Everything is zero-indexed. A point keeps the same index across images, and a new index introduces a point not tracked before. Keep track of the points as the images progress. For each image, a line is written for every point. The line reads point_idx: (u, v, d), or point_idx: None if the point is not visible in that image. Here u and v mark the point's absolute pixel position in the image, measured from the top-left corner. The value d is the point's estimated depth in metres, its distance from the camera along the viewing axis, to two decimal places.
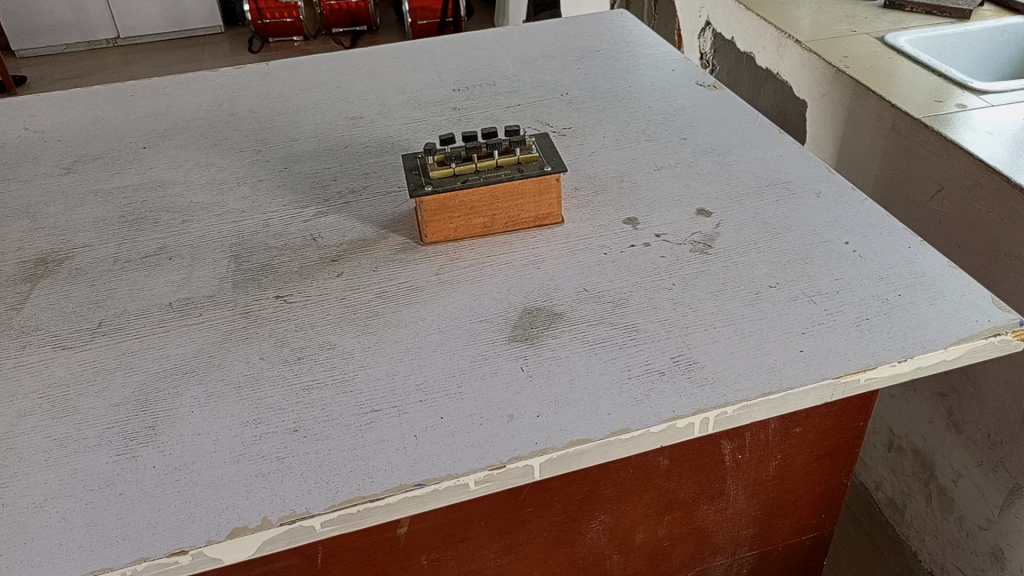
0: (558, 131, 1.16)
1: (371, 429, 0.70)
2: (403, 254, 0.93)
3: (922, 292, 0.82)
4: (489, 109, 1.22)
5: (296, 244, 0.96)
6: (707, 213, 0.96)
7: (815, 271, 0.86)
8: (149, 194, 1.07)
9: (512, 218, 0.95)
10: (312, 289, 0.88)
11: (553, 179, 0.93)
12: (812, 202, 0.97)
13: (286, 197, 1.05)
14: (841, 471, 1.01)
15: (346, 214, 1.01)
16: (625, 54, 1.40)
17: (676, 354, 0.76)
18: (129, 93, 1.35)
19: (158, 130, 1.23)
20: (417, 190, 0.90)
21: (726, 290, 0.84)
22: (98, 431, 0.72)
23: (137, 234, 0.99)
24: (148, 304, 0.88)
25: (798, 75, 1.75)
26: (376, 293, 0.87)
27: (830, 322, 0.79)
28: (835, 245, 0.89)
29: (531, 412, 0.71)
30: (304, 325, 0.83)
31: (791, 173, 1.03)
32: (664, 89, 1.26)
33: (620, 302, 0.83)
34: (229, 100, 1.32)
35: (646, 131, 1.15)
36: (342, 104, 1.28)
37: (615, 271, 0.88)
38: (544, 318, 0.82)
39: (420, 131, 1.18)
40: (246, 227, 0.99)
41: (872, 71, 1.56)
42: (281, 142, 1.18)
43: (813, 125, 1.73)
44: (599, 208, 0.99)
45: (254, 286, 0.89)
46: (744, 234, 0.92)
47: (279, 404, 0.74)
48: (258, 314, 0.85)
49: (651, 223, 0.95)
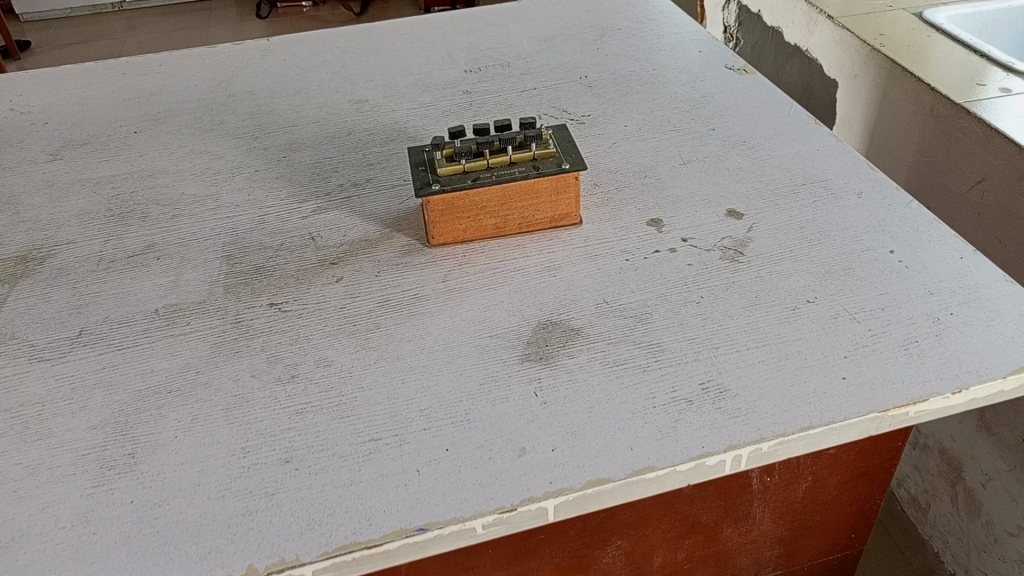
0: (576, 118, 1.08)
1: (369, 462, 0.64)
2: (408, 257, 0.86)
3: (976, 311, 0.74)
4: (502, 94, 1.14)
5: (293, 244, 0.89)
6: (738, 215, 0.89)
7: (858, 285, 0.78)
8: (139, 184, 1.00)
9: (526, 218, 0.88)
10: (309, 297, 0.82)
11: (571, 177, 0.85)
12: (854, 203, 0.89)
13: (284, 189, 0.98)
14: (873, 492, 0.95)
15: (347, 211, 0.93)
16: (648, 32, 1.31)
17: (705, 380, 0.70)
18: (122, 70, 1.28)
19: (152, 112, 1.16)
20: (424, 190, 0.82)
21: (760, 305, 0.77)
22: (74, 458, 0.66)
23: (123, 230, 0.93)
24: (133, 310, 0.81)
25: (831, 54, 1.66)
26: (378, 302, 0.80)
27: (874, 346, 0.72)
28: (879, 253, 0.82)
29: (545, 445, 0.65)
30: (299, 338, 0.77)
31: (829, 168, 0.95)
32: (690, 73, 1.17)
33: (643, 318, 0.76)
34: (227, 79, 1.24)
35: (671, 120, 1.06)
36: (346, 85, 1.20)
37: (638, 280, 0.81)
38: (560, 334, 0.75)
39: (430, 118, 1.10)
40: (241, 223, 0.93)
41: (908, 52, 1.48)
42: (280, 127, 1.10)
43: (844, 106, 1.65)
44: (621, 207, 0.91)
45: (247, 292, 0.83)
46: (780, 239, 0.85)
47: (270, 430, 0.68)
48: (250, 324, 0.79)
49: (678, 226, 0.88)
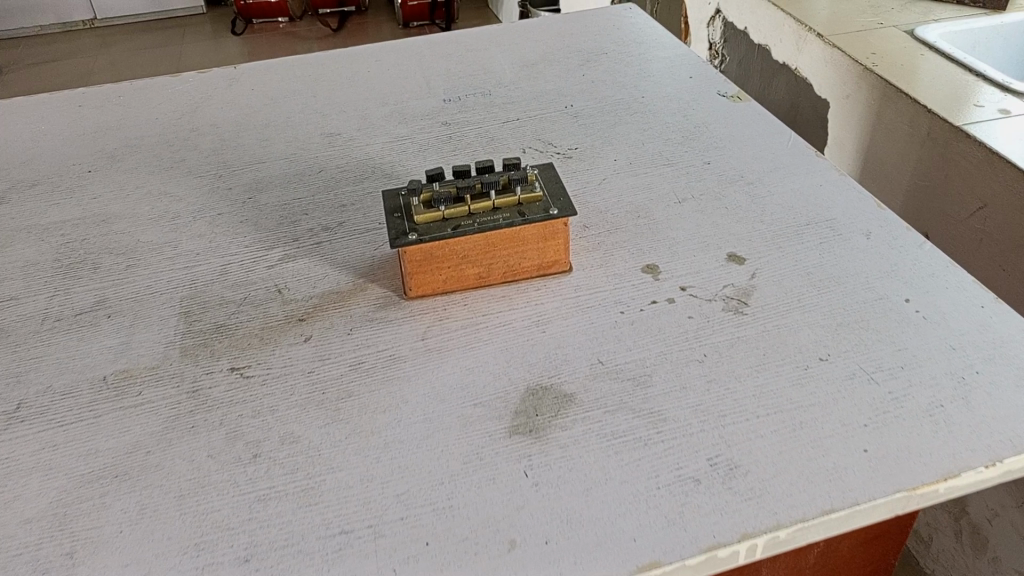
0: (563, 152, 1.01)
1: (339, 561, 0.57)
2: (383, 312, 0.79)
3: (1004, 369, 0.68)
4: (483, 125, 1.08)
5: (258, 297, 0.82)
6: (739, 260, 0.82)
7: (873, 339, 0.72)
8: (90, 230, 0.93)
9: (512, 267, 0.81)
10: (274, 359, 0.74)
11: (560, 223, 0.78)
12: (863, 245, 0.83)
13: (248, 234, 0.91)
14: (886, 550, 0.89)
15: (317, 259, 0.86)
16: (636, 56, 1.25)
17: (713, 456, 0.63)
18: (78, 102, 1.20)
19: (109, 148, 1.08)
20: (399, 240, 0.75)
21: (769, 364, 0.70)
22: (4, 561, 0.58)
23: (72, 284, 0.85)
24: (79, 378, 0.74)
25: (821, 73, 1.61)
26: (350, 365, 0.73)
27: (895, 411, 0.65)
28: (894, 303, 0.76)
29: (537, 536, 0.58)
30: (263, 410, 0.69)
31: (834, 206, 0.89)
32: (682, 101, 1.11)
33: (642, 381, 0.70)
34: (190, 111, 1.17)
35: (663, 153, 1.00)
36: (317, 117, 1.13)
37: (634, 336, 0.74)
38: (551, 401, 0.68)
39: (406, 153, 1.03)
40: (201, 274, 0.85)
41: (903, 71, 1.43)
42: (246, 164, 1.03)
43: (835, 127, 1.60)
44: (613, 252, 0.85)
45: (205, 355, 0.75)
46: (786, 287, 0.78)
47: (228, 522, 0.60)
48: (208, 394, 0.71)
49: (675, 273, 0.81)
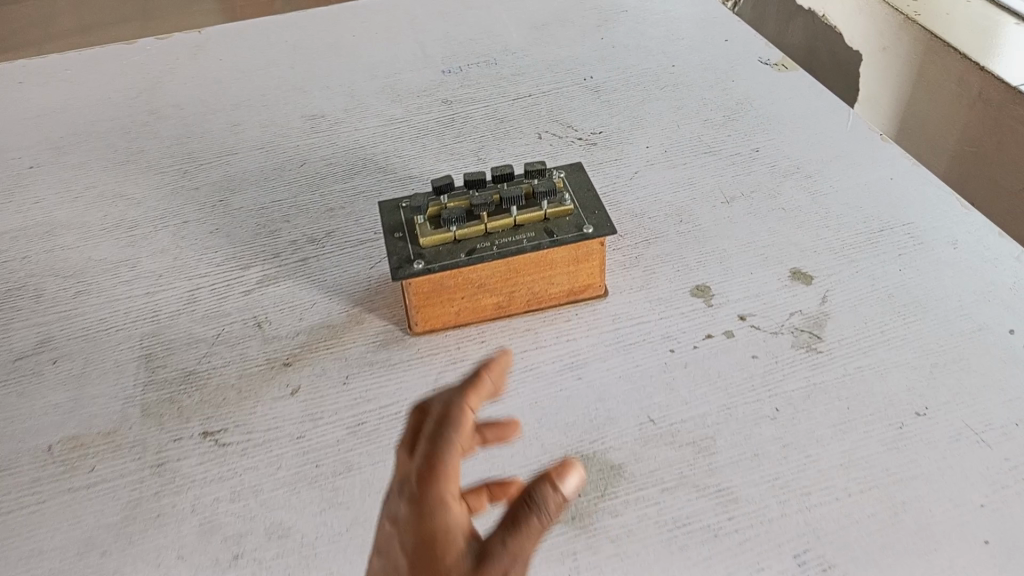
0: (585, 137, 0.87)
1: None
2: (385, 353, 0.66)
3: None
4: (491, 104, 0.93)
5: (233, 334, 0.68)
6: (806, 279, 0.69)
7: (979, 386, 0.60)
8: (32, 245, 0.78)
9: (537, 294, 0.67)
10: (256, 420, 0.61)
11: (596, 243, 0.65)
12: (951, 259, 0.70)
13: (220, 248, 0.77)
14: None
15: (303, 281, 0.73)
16: (660, 14, 1.10)
17: (800, 551, 0.51)
18: (18, 78, 1.04)
19: (54, 137, 0.92)
20: (403, 270, 0.61)
21: (856, 422, 0.58)
22: None
23: (10, 318, 0.71)
24: (18, 449, 0.61)
25: (854, 23, 1.45)
26: (349, 427, 0.61)
27: (1018, 486, 0.54)
28: (997, 337, 0.63)
29: None
30: (245, 490, 0.57)
31: (910, 206, 0.76)
32: (718, 70, 0.96)
33: (703, 447, 0.57)
34: (149, 87, 1.01)
35: (702, 137, 0.86)
36: (296, 94, 0.98)
37: (690, 384, 0.62)
38: (596, 476, 0.56)
39: (402, 140, 0.88)
40: (165, 302, 0.71)
41: (951, 20, 1.27)
42: (215, 157, 0.88)
43: (869, 84, 1.44)
44: (654, 270, 0.72)
45: (172, 414, 0.62)
46: (865, 316, 0.66)
47: None
48: (176, 469, 0.58)
49: (731, 297, 0.68)
